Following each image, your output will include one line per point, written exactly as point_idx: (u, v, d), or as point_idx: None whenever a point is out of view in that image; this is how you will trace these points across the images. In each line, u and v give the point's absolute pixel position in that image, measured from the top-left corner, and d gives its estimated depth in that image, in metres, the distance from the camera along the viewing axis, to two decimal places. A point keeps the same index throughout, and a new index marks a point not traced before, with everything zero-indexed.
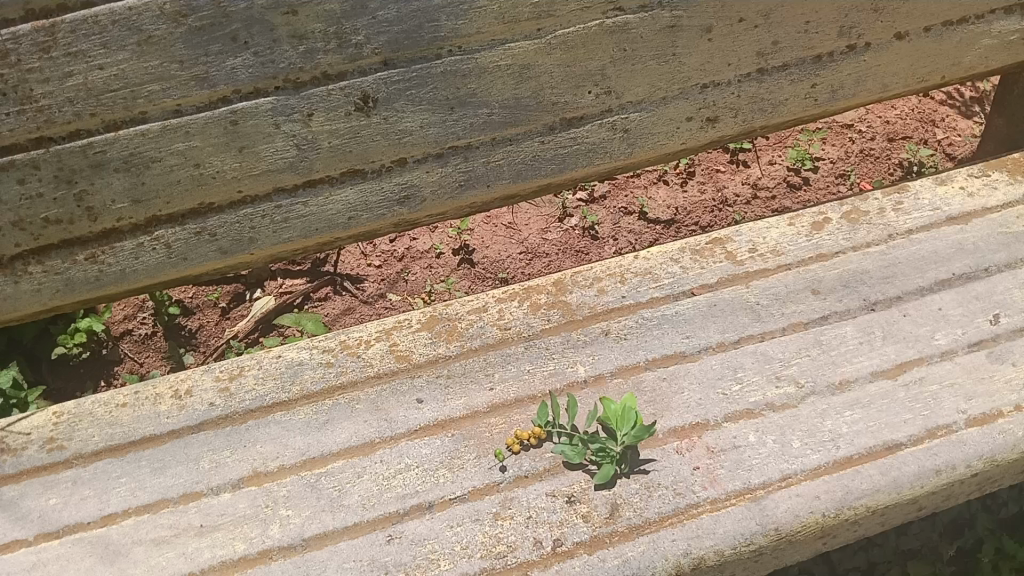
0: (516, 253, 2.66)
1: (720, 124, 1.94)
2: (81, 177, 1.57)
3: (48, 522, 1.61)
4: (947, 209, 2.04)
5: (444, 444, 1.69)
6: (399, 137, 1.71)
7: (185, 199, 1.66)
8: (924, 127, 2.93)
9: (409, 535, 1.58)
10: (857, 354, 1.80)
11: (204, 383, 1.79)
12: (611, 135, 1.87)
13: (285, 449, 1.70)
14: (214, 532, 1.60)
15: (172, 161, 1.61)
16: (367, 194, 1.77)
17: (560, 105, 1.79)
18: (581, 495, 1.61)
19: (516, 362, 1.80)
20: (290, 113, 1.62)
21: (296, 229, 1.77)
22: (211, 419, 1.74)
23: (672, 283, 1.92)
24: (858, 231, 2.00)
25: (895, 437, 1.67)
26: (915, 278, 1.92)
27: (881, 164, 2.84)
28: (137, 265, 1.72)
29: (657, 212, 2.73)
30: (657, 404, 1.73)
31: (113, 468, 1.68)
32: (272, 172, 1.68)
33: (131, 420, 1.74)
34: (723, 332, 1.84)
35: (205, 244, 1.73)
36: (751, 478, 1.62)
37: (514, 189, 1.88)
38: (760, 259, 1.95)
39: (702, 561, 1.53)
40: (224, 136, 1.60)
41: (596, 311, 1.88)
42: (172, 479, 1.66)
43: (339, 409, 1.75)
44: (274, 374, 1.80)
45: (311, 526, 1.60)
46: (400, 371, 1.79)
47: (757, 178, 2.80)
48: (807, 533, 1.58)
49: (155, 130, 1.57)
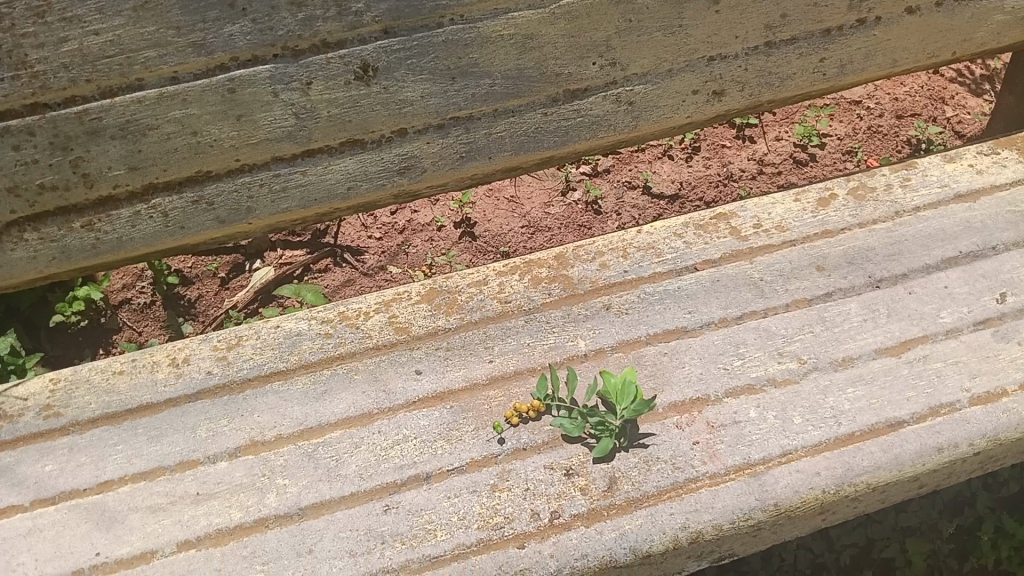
0: (518, 226, 2.63)
1: (726, 98, 1.91)
2: (77, 144, 1.56)
3: (44, 488, 1.61)
4: (955, 187, 2.01)
5: (443, 416, 1.68)
6: (399, 107, 1.69)
7: (182, 167, 1.64)
8: (934, 104, 2.89)
9: (406, 505, 1.57)
10: (861, 331, 1.78)
11: (202, 352, 1.78)
12: (616, 108, 1.84)
13: (283, 418, 1.69)
14: (210, 500, 1.59)
15: (169, 128, 1.59)
16: (367, 164, 1.75)
17: (565, 76, 1.76)
18: (579, 468, 1.60)
19: (516, 335, 1.79)
20: (288, 82, 1.59)
21: (294, 199, 1.75)
22: (209, 387, 1.73)
23: (675, 259, 1.90)
24: (864, 208, 1.97)
25: (898, 415, 1.65)
26: (921, 256, 1.90)
27: (889, 142, 2.80)
28: (134, 233, 1.71)
29: (661, 186, 2.70)
30: (657, 378, 1.72)
31: (110, 436, 1.67)
32: (270, 141, 1.66)
33: (128, 388, 1.74)
34: (726, 307, 1.82)
35: (203, 213, 1.71)
36: (751, 453, 1.61)
37: (516, 161, 1.86)
38: (764, 234, 1.93)
39: (699, 535, 1.52)
40: (221, 104, 1.58)
41: (598, 285, 1.86)
42: (169, 447, 1.66)
43: (337, 379, 1.74)
44: (272, 344, 1.79)
45: (309, 495, 1.59)
46: (399, 343, 1.78)
47: (763, 154, 2.77)
48: (806, 508, 1.57)
49: (151, 98, 1.54)
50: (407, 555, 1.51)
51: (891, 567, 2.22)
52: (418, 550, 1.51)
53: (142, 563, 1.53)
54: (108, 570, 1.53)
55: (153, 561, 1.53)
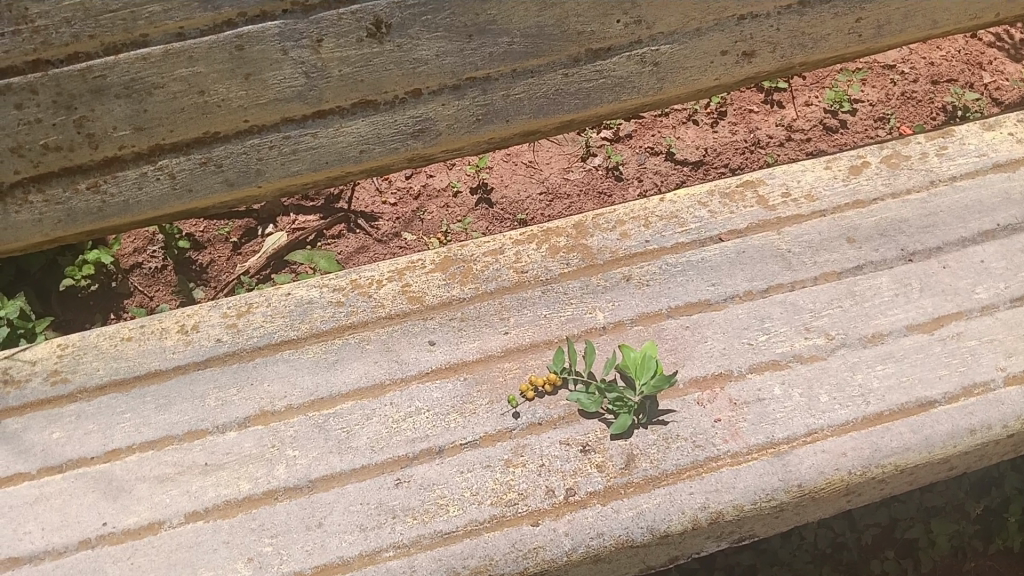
0: (536, 193, 2.55)
1: (756, 59, 1.82)
2: (81, 102, 1.50)
3: (51, 456, 1.58)
4: (994, 156, 1.92)
5: (456, 389, 1.64)
6: (414, 66, 1.62)
7: (189, 127, 1.59)
8: (971, 69, 2.76)
9: (417, 479, 1.53)
10: (891, 306, 1.71)
11: (212, 319, 1.73)
12: (640, 69, 1.76)
13: (293, 388, 1.65)
14: (219, 470, 1.56)
15: (176, 87, 1.53)
16: (379, 126, 1.69)
17: (587, 35, 1.68)
18: (595, 445, 1.55)
19: (532, 307, 1.73)
20: (298, 39, 1.53)
21: (305, 162, 1.69)
22: (218, 355, 1.69)
23: (699, 228, 1.83)
24: (898, 177, 1.89)
25: (929, 394, 1.59)
26: (957, 228, 1.82)
27: (924, 108, 2.68)
28: (141, 196, 1.66)
29: (685, 152, 2.60)
30: (679, 353, 1.66)
31: (118, 404, 1.64)
32: (280, 101, 1.59)
33: (136, 354, 1.70)
34: (752, 279, 1.75)
35: (211, 175, 1.66)
36: (775, 432, 1.55)
37: (534, 125, 1.79)
38: (793, 204, 1.85)
39: (720, 516, 1.47)
40: (229, 62, 1.52)
41: (618, 256, 1.79)
42: (177, 417, 1.62)
43: (348, 348, 1.69)
44: (283, 312, 1.73)
45: (318, 468, 1.55)
46: (412, 313, 1.73)
47: (792, 120, 2.65)
48: (831, 490, 1.51)
49: (156, 54, 1.48)
50: (419, 531, 1.47)
51: (913, 548, 2.17)
52: (430, 526, 1.48)
53: (150, 534, 1.51)
54: (115, 540, 1.50)
55: (160, 533, 1.51)
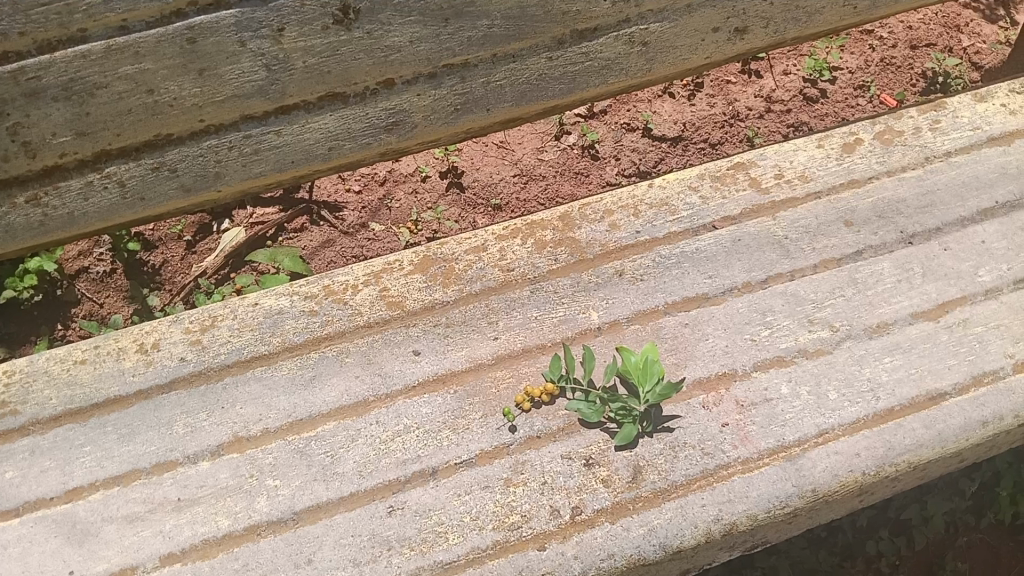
0: (509, 175, 2.44)
1: (748, 35, 1.72)
2: (14, 107, 1.33)
3: (6, 499, 1.44)
4: (988, 129, 1.85)
5: (446, 403, 1.53)
6: (385, 54, 1.47)
7: (138, 130, 1.43)
8: (949, 33, 2.70)
9: (412, 505, 1.43)
10: (895, 294, 1.65)
11: (173, 336, 1.59)
12: (628, 50, 1.64)
13: (268, 410, 1.52)
14: (193, 507, 1.44)
15: (121, 86, 1.36)
16: (349, 121, 1.55)
17: (572, 15, 1.54)
18: (599, 458, 1.46)
19: (521, 308, 1.63)
20: (257, 28, 1.37)
21: (269, 162, 1.55)
22: (183, 376, 1.55)
23: (691, 216, 1.73)
24: (892, 154, 1.81)
25: (940, 386, 1.53)
26: (956, 207, 1.76)
27: (903, 75, 2.62)
28: (88, 207, 1.50)
29: (663, 128, 2.50)
30: (680, 353, 1.58)
31: (76, 436, 1.50)
32: (239, 97, 1.44)
33: (92, 379, 1.55)
34: (750, 270, 1.67)
35: (165, 181, 1.51)
36: (786, 435, 1.48)
37: (516, 113, 1.67)
38: (786, 186, 1.76)
39: (733, 527, 1.40)
40: (180, 56, 1.36)
41: (609, 249, 1.69)
42: (143, 448, 1.49)
43: (326, 363, 1.57)
44: (251, 325, 1.60)
45: (302, 498, 1.44)
46: (393, 320, 1.61)
47: (770, 90, 2.57)
48: (845, 492, 1.45)
49: (97, 51, 1.31)
50: (417, 562, 1.37)
51: (906, 526, 2.15)
52: (429, 556, 1.38)
53: None
54: None
55: None
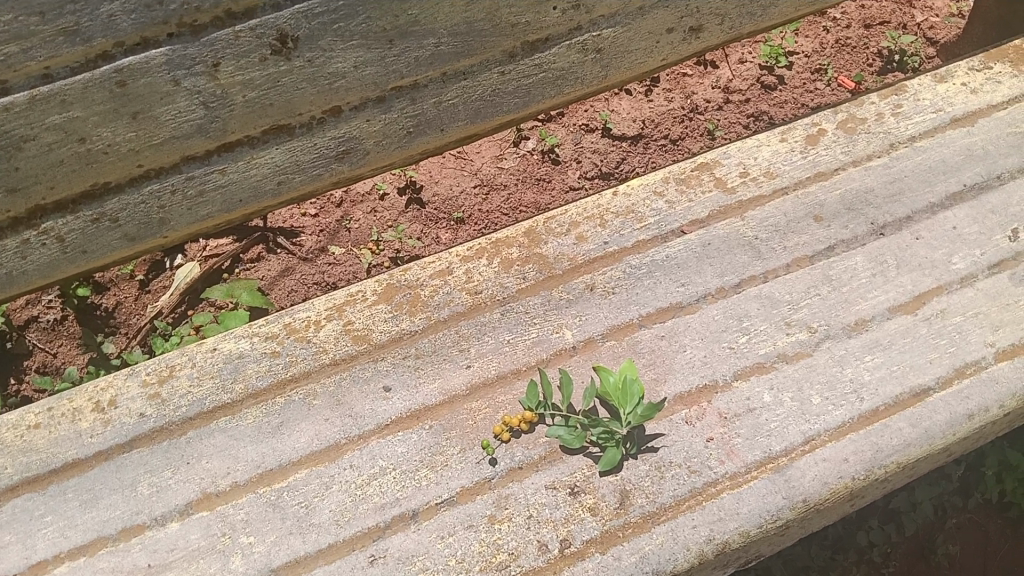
0: (469, 186, 2.39)
1: (704, 33, 1.67)
2: None
3: None
4: (951, 110, 1.82)
5: (422, 439, 1.47)
6: (330, 81, 1.40)
7: (73, 181, 1.35)
8: (902, 9, 2.69)
9: (394, 552, 1.37)
10: (870, 288, 1.62)
11: (130, 391, 1.51)
12: (583, 58, 1.59)
13: (236, 463, 1.45)
14: (165, 572, 1.37)
15: (49, 138, 1.28)
16: (297, 153, 1.48)
17: (522, 27, 1.48)
18: (584, 485, 1.42)
19: (493, 333, 1.57)
20: (190, 66, 1.28)
21: (215, 203, 1.49)
22: (144, 433, 1.48)
23: (658, 223, 1.68)
24: (857, 143, 1.77)
25: (922, 381, 1.51)
26: (924, 193, 1.73)
27: (859, 55, 2.61)
28: (27, 264, 1.43)
29: (622, 127, 2.47)
30: (658, 368, 1.54)
31: (35, 506, 1.42)
32: (177, 138, 1.36)
33: (48, 445, 1.46)
34: (722, 275, 1.63)
35: (107, 232, 1.44)
36: (772, 445, 1.45)
37: (471, 130, 1.61)
38: (753, 184, 1.72)
39: (726, 547, 1.36)
40: (111, 101, 1.27)
41: (577, 263, 1.64)
42: (108, 513, 1.41)
43: (293, 408, 1.50)
44: (211, 372, 1.52)
45: (279, 554, 1.38)
46: (360, 355, 1.54)
47: (727, 80, 2.54)
48: (836, 499, 1.42)
49: (20, 103, 1.22)
50: None
51: (894, 513, 2.14)
52: None
53: None
54: None
55: None
